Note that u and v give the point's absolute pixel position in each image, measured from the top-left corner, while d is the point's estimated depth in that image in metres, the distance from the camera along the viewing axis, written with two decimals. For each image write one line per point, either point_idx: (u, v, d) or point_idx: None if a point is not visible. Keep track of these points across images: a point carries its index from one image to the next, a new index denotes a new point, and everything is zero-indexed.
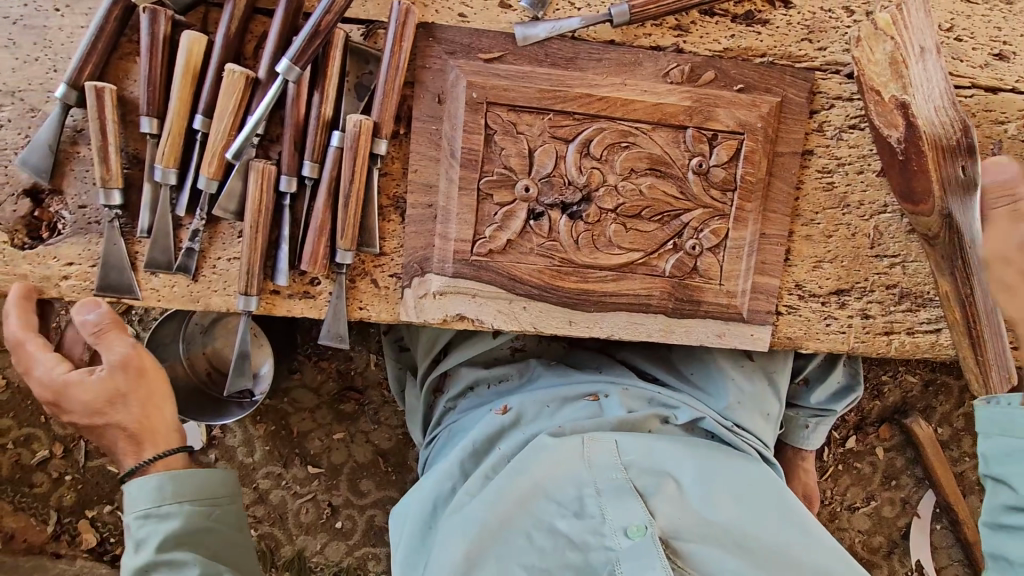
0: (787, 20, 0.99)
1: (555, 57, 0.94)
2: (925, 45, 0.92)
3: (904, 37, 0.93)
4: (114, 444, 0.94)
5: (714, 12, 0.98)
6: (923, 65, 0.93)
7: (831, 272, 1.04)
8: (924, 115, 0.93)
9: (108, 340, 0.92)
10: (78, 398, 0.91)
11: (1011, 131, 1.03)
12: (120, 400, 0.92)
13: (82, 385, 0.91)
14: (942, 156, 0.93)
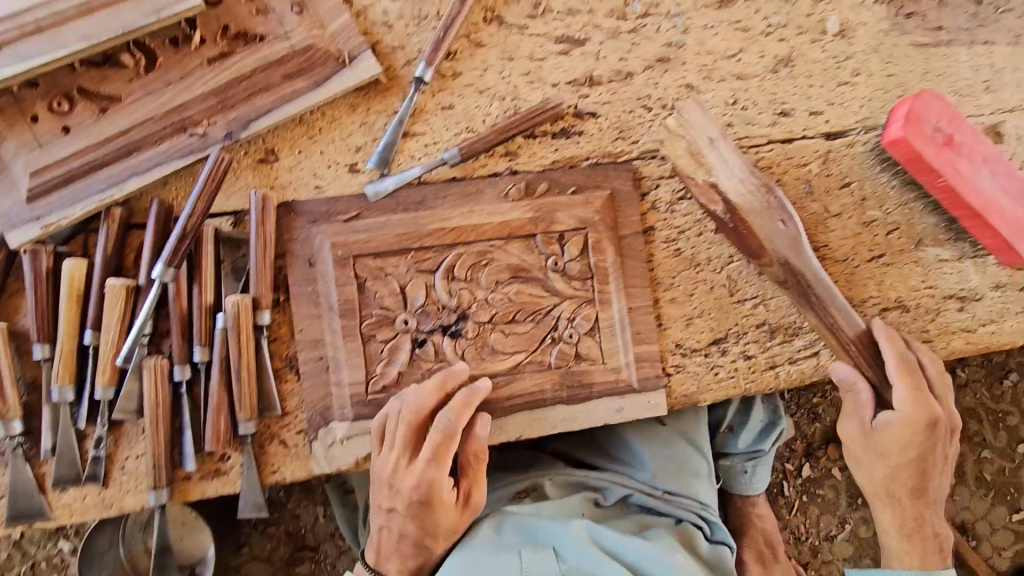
0: (599, 126, 1.15)
1: (406, 203, 1.07)
2: (713, 136, 1.09)
3: (693, 133, 1.09)
4: (386, 552, 1.03)
5: (536, 134, 1.14)
6: (717, 152, 1.09)
7: (704, 326, 1.15)
8: (733, 190, 1.08)
9: (479, 474, 1.03)
10: (415, 505, 0.99)
11: (814, 170, 1.19)
12: (418, 521, 1.00)
13: (449, 512, 1.00)
14: (758, 219, 1.08)
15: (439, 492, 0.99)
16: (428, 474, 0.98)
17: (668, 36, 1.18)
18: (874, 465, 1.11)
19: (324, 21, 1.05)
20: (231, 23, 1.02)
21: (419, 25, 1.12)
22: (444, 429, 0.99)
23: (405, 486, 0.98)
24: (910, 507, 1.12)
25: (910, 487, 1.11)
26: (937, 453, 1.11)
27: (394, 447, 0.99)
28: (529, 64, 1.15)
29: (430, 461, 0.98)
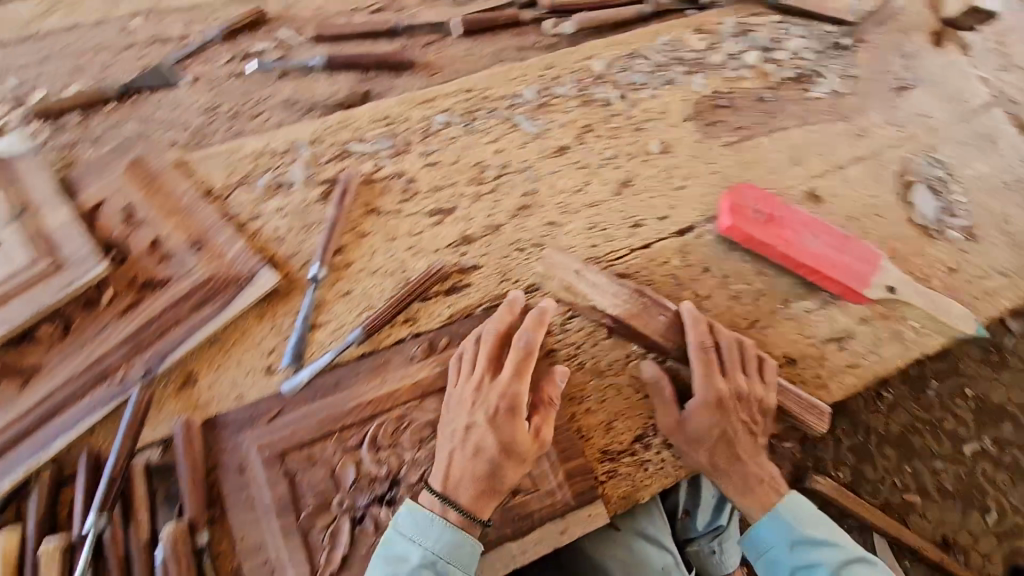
0: (483, 275, 1.31)
1: (323, 389, 1.18)
2: (578, 269, 1.32)
3: (561, 271, 1.31)
4: (457, 479, 1.08)
5: (429, 295, 1.28)
6: (589, 280, 1.31)
7: (623, 427, 1.24)
8: (610, 304, 1.28)
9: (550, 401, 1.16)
10: (500, 414, 1.09)
11: (676, 264, 1.36)
12: (500, 431, 1.09)
13: (526, 428, 1.10)
14: (641, 318, 1.27)
15: (520, 402, 1.11)
16: (511, 387, 1.12)
17: (523, 187, 1.39)
18: (701, 456, 1.20)
19: (222, 251, 1.21)
20: (138, 274, 1.16)
21: (308, 231, 1.29)
22: (523, 345, 1.16)
23: (491, 398, 1.11)
24: (740, 472, 1.20)
25: (731, 463, 1.20)
26: (744, 427, 1.20)
27: (477, 371, 1.15)
28: (411, 238, 1.32)
29: (511, 376, 1.12)
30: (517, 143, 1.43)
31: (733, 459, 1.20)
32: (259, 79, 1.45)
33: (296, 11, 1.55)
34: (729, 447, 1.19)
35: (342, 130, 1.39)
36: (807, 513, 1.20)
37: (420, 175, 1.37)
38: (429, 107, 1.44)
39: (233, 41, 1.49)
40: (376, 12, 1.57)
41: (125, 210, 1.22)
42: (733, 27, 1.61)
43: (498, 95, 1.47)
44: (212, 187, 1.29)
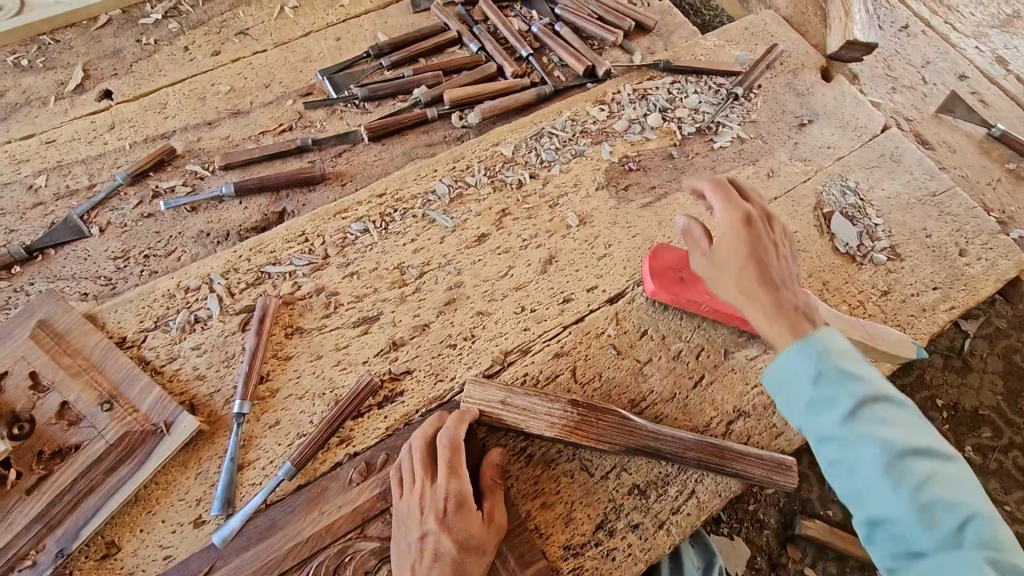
0: (416, 379, 1.27)
1: (255, 533, 1.09)
2: (501, 397, 1.19)
3: (482, 400, 1.19)
4: None
5: (362, 410, 1.23)
6: (517, 403, 1.18)
7: (582, 516, 1.16)
8: (547, 422, 1.17)
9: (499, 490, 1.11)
10: (448, 514, 1.03)
11: (612, 333, 1.34)
12: (453, 534, 1.02)
13: (477, 523, 1.04)
14: (580, 429, 1.16)
15: (465, 495, 1.06)
16: (450, 485, 1.06)
17: (447, 282, 1.38)
18: (733, 266, 1.05)
19: (135, 403, 1.15)
20: (44, 445, 1.10)
21: (229, 365, 1.25)
22: (448, 442, 1.10)
23: (435, 503, 1.05)
24: (776, 300, 1.02)
25: (761, 281, 1.04)
26: (781, 253, 1.08)
27: (415, 475, 1.09)
28: (337, 354, 1.28)
29: (447, 474, 1.07)
30: (435, 239, 1.43)
31: (764, 277, 1.04)
32: (170, 216, 1.45)
33: (204, 143, 1.56)
34: (758, 266, 1.05)
35: (256, 254, 1.37)
36: (841, 340, 0.98)
37: (340, 287, 1.35)
38: (343, 217, 1.44)
39: (142, 183, 1.49)
40: (284, 132, 1.59)
41: (29, 378, 1.16)
42: (631, 93, 1.67)
43: (411, 194, 1.48)
44: (125, 335, 1.27)
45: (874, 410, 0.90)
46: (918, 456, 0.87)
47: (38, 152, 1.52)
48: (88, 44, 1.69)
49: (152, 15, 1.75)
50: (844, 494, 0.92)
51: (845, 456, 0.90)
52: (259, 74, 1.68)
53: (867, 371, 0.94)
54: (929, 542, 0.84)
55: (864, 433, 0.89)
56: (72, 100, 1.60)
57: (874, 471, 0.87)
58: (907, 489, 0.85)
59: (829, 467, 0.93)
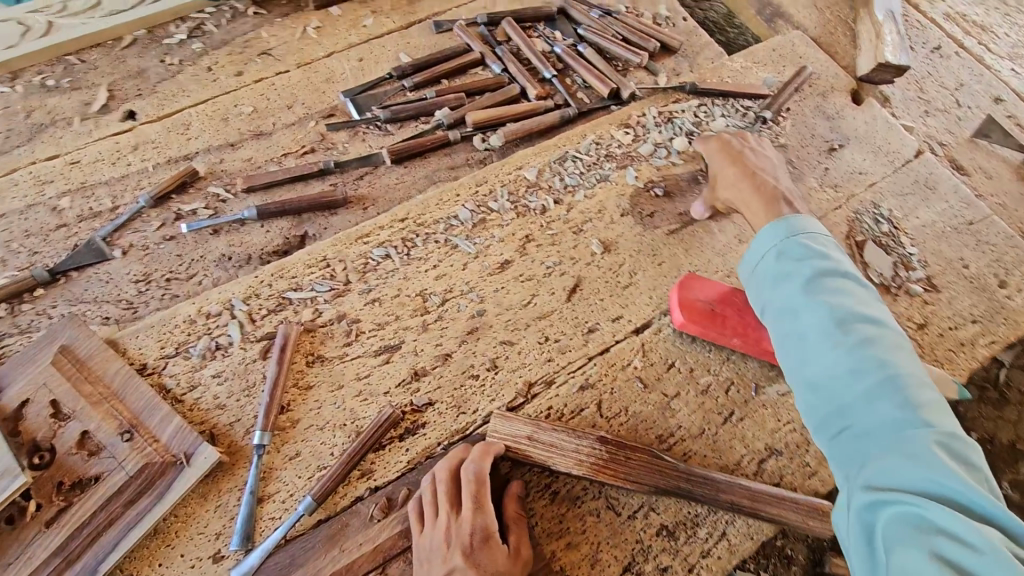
0: (438, 411, 1.24)
1: (274, 570, 1.07)
2: (527, 433, 1.16)
3: (507, 435, 1.16)
4: None
5: (383, 443, 1.21)
6: (544, 439, 1.16)
7: (609, 557, 1.12)
8: (577, 458, 1.14)
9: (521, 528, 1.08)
10: (474, 549, 1.00)
11: (638, 364, 1.31)
12: (481, 569, 0.98)
13: (503, 558, 1.00)
14: (607, 466, 1.14)
15: (490, 528, 1.03)
16: (476, 520, 1.03)
17: (469, 310, 1.35)
18: (719, 164, 1.38)
19: (156, 434, 1.14)
20: (64, 477, 1.09)
21: (249, 394, 1.24)
22: (472, 475, 1.08)
23: (461, 538, 1.01)
24: (739, 174, 1.34)
25: (734, 171, 1.35)
26: (760, 152, 1.41)
27: (437, 510, 1.05)
28: (358, 384, 1.26)
29: (473, 508, 1.04)
30: (458, 265, 1.40)
31: (739, 171, 1.35)
32: (192, 239, 1.45)
33: (226, 165, 1.56)
34: (724, 164, 1.38)
35: (278, 280, 1.36)
36: (819, 235, 1.14)
37: (362, 315, 1.33)
38: (364, 242, 1.42)
39: (164, 205, 1.49)
40: (306, 154, 1.58)
41: (50, 406, 1.15)
42: (656, 116, 1.64)
43: (433, 219, 1.46)
44: (146, 362, 1.26)
45: (831, 285, 1.04)
46: (864, 326, 0.98)
47: (62, 173, 1.52)
48: (113, 65, 1.70)
49: (177, 36, 1.75)
50: (790, 360, 1.04)
51: (795, 319, 1.04)
52: (281, 95, 1.67)
53: (836, 261, 1.08)
54: (855, 394, 0.92)
55: (814, 298, 1.03)
56: (97, 121, 1.60)
57: (818, 330, 0.99)
58: (844, 344, 0.95)
59: (782, 334, 1.06)
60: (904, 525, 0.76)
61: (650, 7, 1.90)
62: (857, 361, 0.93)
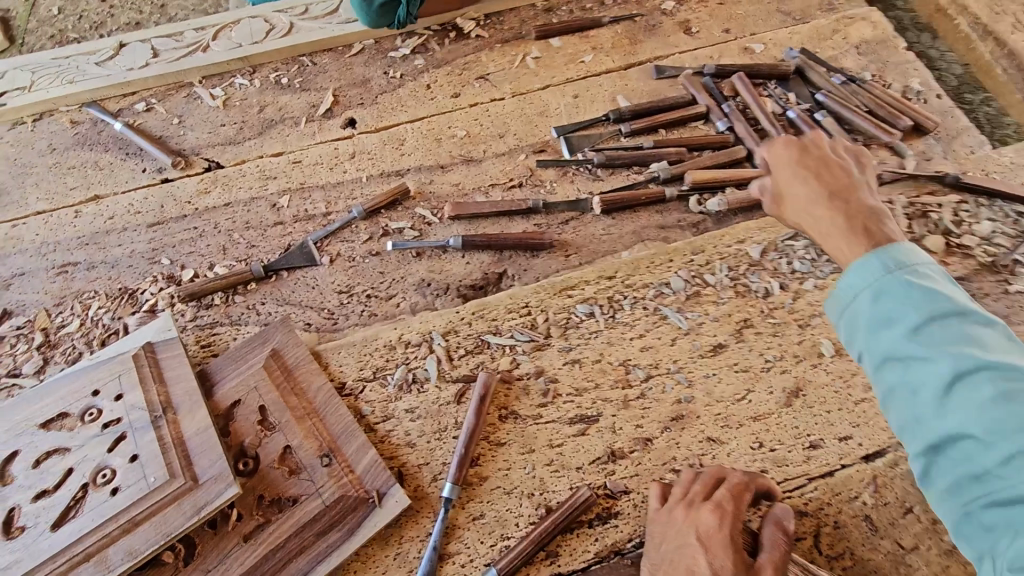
0: (633, 502, 1.13)
1: None
2: None
3: None
4: None
5: (573, 526, 1.11)
6: None
7: None
8: None
9: (777, 547, 0.98)
10: (713, 536, 0.97)
11: (867, 500, 1.13)
12: (715, 553, 0.95)
13: (739, 556, 0.95)
14: None
15: (736, 527, 0.99)
16: (726, 506, 1.01)
17: (675, 393, 1.23)
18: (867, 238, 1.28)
19: (352, 464, 1.12)
20: (265, 490, 1.08)
21: (441, 438, 1.19)
22: (740, 477, 1.06)
23: (703, 516, 0.99)
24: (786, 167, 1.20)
25: None
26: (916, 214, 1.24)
27: (689, 492, 1.05)
28: (550, 452, 1.18)
29: (727, 497, 1.02)
30: (666, 339, 1.29)
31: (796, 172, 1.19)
32: (395, 259, 1.44)
33: (435, 187, 1.54)
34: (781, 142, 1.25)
35: (478, 320, 1.31)
36: (929, 266, 0.91)
37: (560, 376, 1.25)
38: (569, 295, 1.34)
39: (373, 219, 1.50)
40: (513, 188, 1.53)
41: (258, 413, 1.16)
42: (905, 207, 1.44)
43: (643, 282, 1.35)
44: (344, 381, 1.25)
45: (928, 322, 0.84)
46: (1003, 376, 0.77)
47: (285, 171, 1.57)
48: (341, 71, 1.75)
49: (401, 49, 1.78)
50: (903, 427, 0.86)
51: (901, 374, 0.85)
52: (495, 123, 1.64)
53: (948, 299, 0.86)
54: (992, 462, 0.75)
55: (929, 345, 0.83)
56: (321, 123, 1.65)
57: (929, 388, 0.81)
58: (971, 402, 0.77)
59: (889, 396, 0.87)
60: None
61: (901, 78, 1.67)
62: (1001, 436, 0.74)
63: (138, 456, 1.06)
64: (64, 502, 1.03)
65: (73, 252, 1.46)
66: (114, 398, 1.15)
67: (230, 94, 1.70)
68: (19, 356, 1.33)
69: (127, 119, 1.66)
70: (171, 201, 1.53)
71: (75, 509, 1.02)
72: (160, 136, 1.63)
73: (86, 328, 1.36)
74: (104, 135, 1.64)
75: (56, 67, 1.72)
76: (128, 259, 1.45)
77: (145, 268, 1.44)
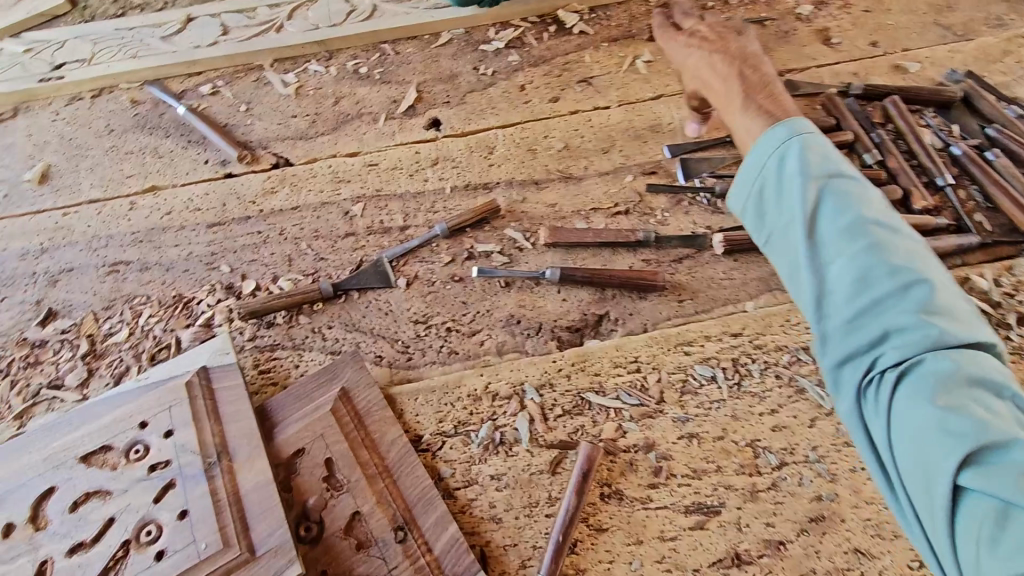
0: None
1: None
2: None
3: None
4: None
5: None
6: None
7: None
8: None
9: None
10: None
11: None
12: None
13: None
14: None
15: None
16: None
17: (814, 488, 1.02)
18: None
19: (429, 541, 0.95)
20: (329, 564, 0.92)
21: (531, 515, 1.00)
22: None
23: None
24: (726, 93, 1.19)
25: None
26: None
27: None
28: (661, 547, 0.97)
29: None
30: (803, 419, 1.08)
31: (692, 47, 1.27)
32: (480, 287, 1.26)
33: (528, 206, 1.35)
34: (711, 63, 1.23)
35: (578, 373, 1.13)
36: (814, 137, 0.94)
37: (675, 452, 1.05)
38: (687, 352, 1.14)
39: (457, 238, 1.32)
40: (619, 214, 1.33)
41: (324, 467, 1.00)
42: None
43: (776, 344, 1.15)
44: (421, 434, 1.08)
45: (809, 166, 0.90)
46: (872, 227, 0.84)
47: (360, 174, 1.39)
48: (426, 63, 1.56)
49: (494, 42, 1.59)
50: (795, 284, 0.88)
51: (783, 241, 0.90)
52: (599, 135, 1.43)
53: (832, 167, 0.90)
54: (863, 321, 0.80)
55: (808, 213, 0.87)
56: (402, 122, 1.47)
57: (825, 244, 0.86)
58: (851, 251, 0.83)
59: (781, 253, 0.91)
60: (983, 513, 0.66)
61: None
62: (875, 285, 0.80)
63: (188, 513, 0.91)
64: (102, 562, 0.89)
65: (125, 250, 1.32)
66: (164, 435, 1.00)
67: (303, 82, 1.53)
68: (61, 365, 1.19)
69: (191, 102, 1.51)
70: (234, 200, 1.37)
71: (115, 572, 0.88)
72: (225, 124, 1.47)
73: (135, 339, 1.21)
74: (165, 118, 1.49)
75: (119, 39, 1.58)
76: (183, 263, 1.30)
77: (202, 274, 1.28)
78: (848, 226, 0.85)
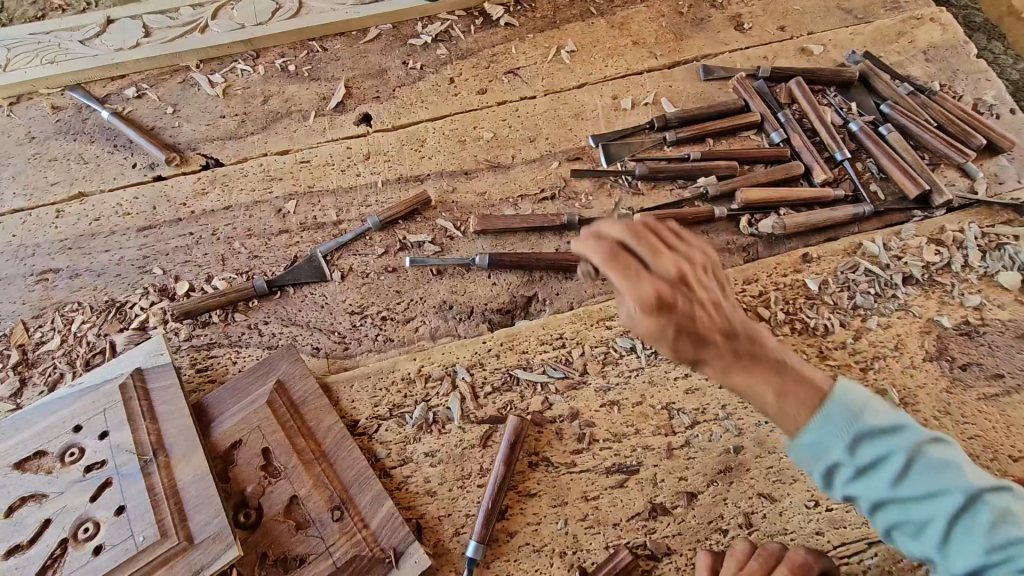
0: (676, 566, 1.01)
1: None
2: None
3: None
4: None
5: None
6: None
7: None
8: None
9: None
10: None
11: None
12: None
13: None
14: None
15: None
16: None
17: (723, 442, 1.10)
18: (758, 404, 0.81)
19: (365, 517, 1.00)
20: (268, 547, 0.97)
21: (464, 486, 1.07)
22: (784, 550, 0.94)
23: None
24: (717, 357, 0.81)
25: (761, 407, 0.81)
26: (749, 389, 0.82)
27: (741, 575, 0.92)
28: (584, 506, 1.05)
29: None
30: None
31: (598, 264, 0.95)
32: (413, 276, 1.30)
33: (458, 196, 1.40)
34: (706, 345, 0.81)
35: (507, 352, 1.19)
36: (877, 404, 0.75)
37: (598, 419, 1.13)
38: (608, 326, 1.21)
39: (389, 230, 1.35)
40: (545, 200, 1.39)
41: (261, 456, 1.03)
42: (978, 237, 1.30)
43: None
44: (357, 419, 1.12)
45: (889, 434, 0.73)
46: (969, 484, 0.71)
47: (292, 172, 1.42)
48: (355, 59, 1.58)
49: (422, 37, 1.62)
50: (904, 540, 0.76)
51: (904, 530, 0.74)
52: (525, 124, 1.49)
53: (902, 420, 0.74)
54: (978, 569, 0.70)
55: (920, 495, 0.71)
56: (332, 119, 1.49)
57: (938, 518, 0.71)
58: (960, 518, 0.70)
59: (904, 538, 0.75)
60: None
61: (973, 89, 1.52)
62: (1010, 552, 0.68)
63: (125, 509, 0.94)
64: (40, 561, 0.91)
65: (53, 257, 1.31)
66: (99, 436, 1.02)
67: (231, 81, 1.54)
68: None
69: (115, 106, 1.49)
70: (164, 202, 1.37)
71: (54, 569, 0.91)
72: (152, 128, 1.47)
73: (68, 345, 1.22)
74: (89, 124, 1.47)
75: (36, 44, 1.55)
76: (115, 268, 1.30)
77: (134, 278, 1.29)
78: (956, 491, 0.70)
